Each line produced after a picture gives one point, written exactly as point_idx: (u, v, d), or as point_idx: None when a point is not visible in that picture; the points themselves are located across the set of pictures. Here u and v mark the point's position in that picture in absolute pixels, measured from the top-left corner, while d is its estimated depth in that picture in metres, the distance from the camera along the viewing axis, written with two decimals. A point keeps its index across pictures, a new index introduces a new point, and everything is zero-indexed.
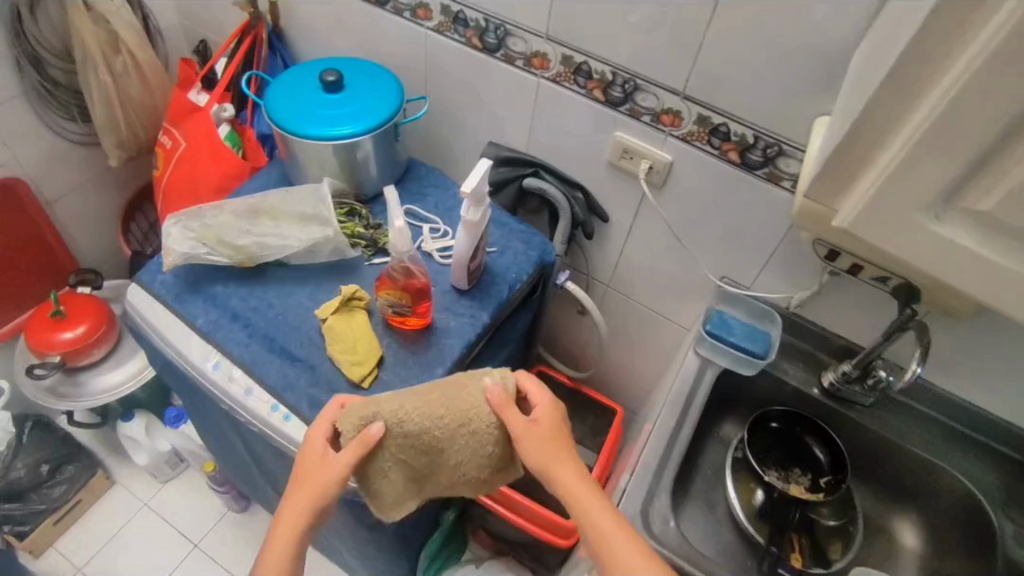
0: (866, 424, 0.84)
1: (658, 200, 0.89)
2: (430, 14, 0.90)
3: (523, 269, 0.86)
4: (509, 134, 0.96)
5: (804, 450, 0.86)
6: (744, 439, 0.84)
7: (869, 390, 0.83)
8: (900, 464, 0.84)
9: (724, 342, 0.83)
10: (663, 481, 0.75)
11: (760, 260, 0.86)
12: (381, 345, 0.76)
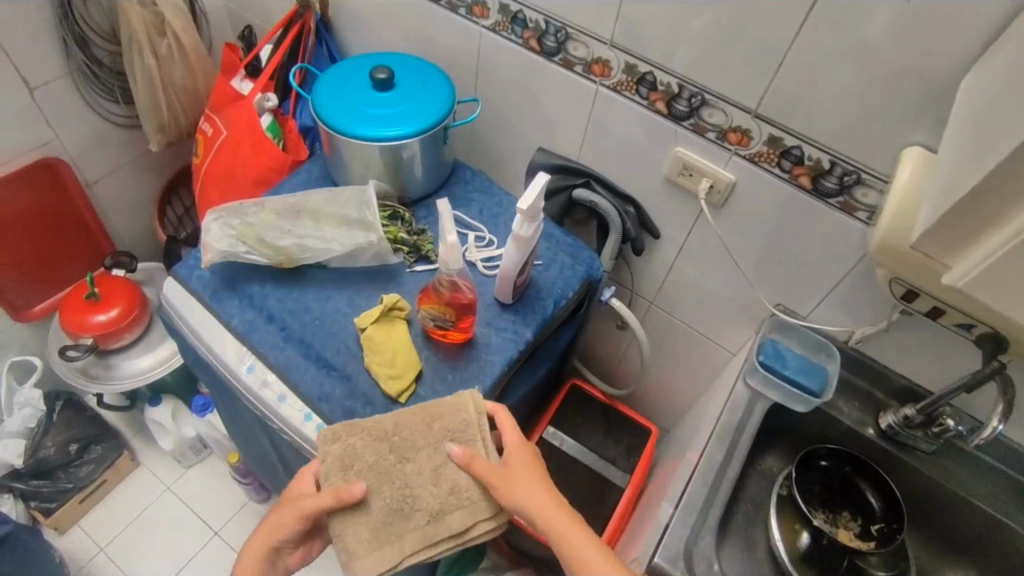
0: (926, 473, 0.79)
1: (716, 220, 0.84)
2: (486, 13, 0.86)
3: (570, 284, 0.81)
4: (561, 141, 0.92)
5: (854, 493, 0.81)
6: (791, 476, 0.79)
7: (931, 439, 0.77)
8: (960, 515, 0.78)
9: (777, 375, 0.79)
10: (709, 521, 0.71)
11: (822, 291, 0.81)
12: (420, 357, 0.71)
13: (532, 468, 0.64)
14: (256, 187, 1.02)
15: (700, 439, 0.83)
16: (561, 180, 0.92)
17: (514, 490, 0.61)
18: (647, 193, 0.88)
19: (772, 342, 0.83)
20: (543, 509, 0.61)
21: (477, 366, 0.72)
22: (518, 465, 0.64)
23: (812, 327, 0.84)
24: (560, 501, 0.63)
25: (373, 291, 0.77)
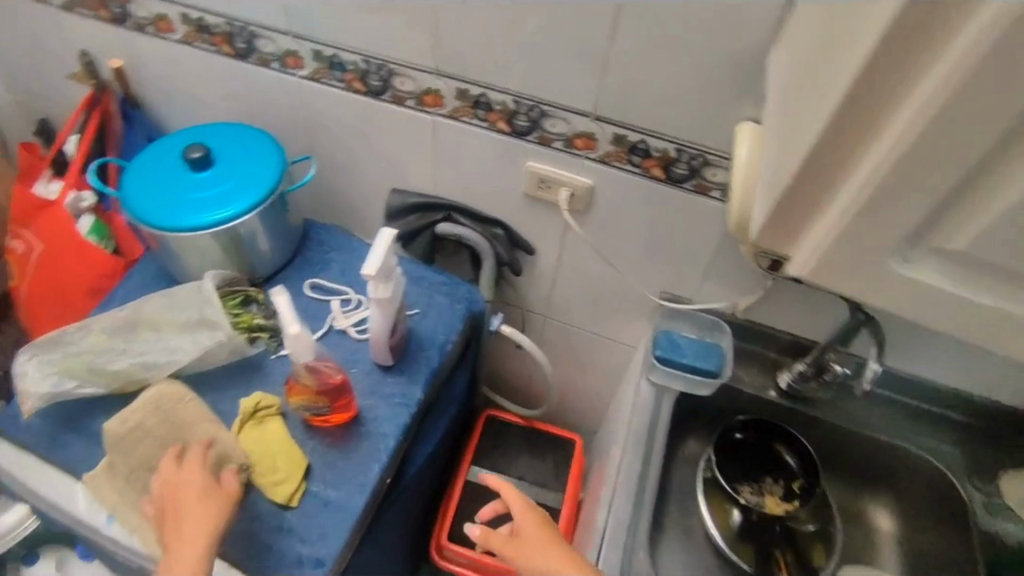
0: (831, 420, 0.81)
1: (583, 227, 0.83)
2: (301, 62, 0.80)
3: (452, 327, 0.77)
4: (412, 178, 0.88)
5: (772, 456, 0.81)
6: (709, 459, 0.79)
7: (825, 386, 0.79)
8: (870, 451, 0.81)
9: (678, 365, 0.78)
10: (640, 535, 0.69)
11: (699, 273, 0.82)
12: (304, 452, 0.64)
13: (539, 528, 0.68)
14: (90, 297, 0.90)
15: (616, 444, 0.82)
16: (421, 216, 0.88)
17: (526, 557, 0.66)
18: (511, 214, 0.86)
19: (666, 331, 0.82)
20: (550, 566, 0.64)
21: (368, 442, 0.66)
22: (526, 527, 0.68)
23: (701, 307, 0.85)
24: (566, 551, 0.65)
25: (236, 392, 0.69)
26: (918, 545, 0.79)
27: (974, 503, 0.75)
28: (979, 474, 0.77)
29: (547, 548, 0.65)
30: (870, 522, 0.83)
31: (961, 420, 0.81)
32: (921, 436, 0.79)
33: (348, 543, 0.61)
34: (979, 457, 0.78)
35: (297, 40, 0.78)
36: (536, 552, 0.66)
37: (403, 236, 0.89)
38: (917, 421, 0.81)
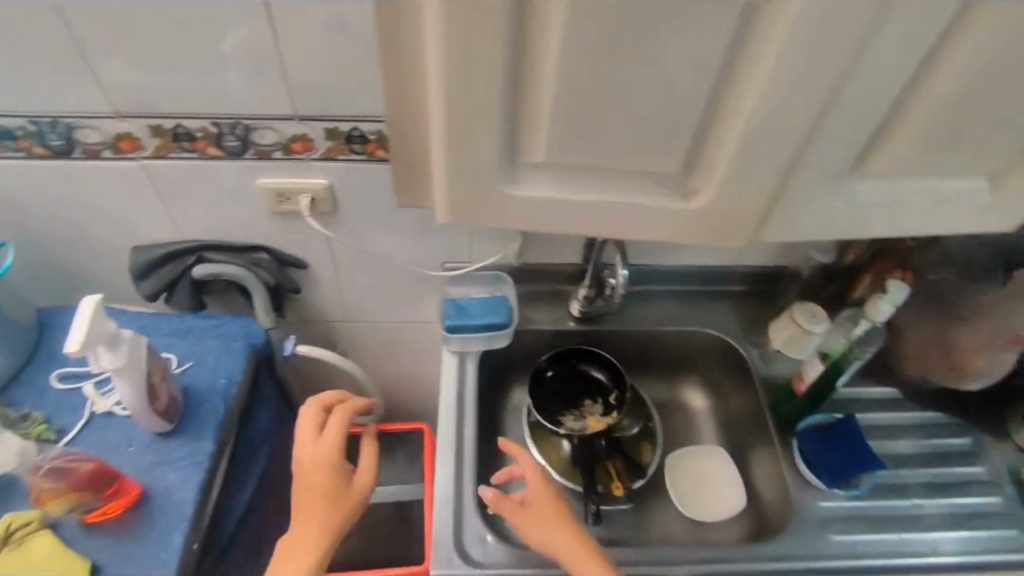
0: (618, 330, 1.22)
1: (396, 239, 1.15)
2: (140, 145, 0.97)
3: (232, 370, 1.03)
4: (251, 228, 1.10)
5: (587, 385, 1.21)
6: (537, 417, 1.14)
7: (607, 298, 1.18)
8: (647, 351, 1.27)
9: (472, 324, 1.13)
10: (469, 464, 1.02)
11: (498, 248, 1.17)
12: (83, 553, 0.84)
13: (552, 505, 0.92)
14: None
15: (444, 426, 1.06)
16: (251, 260, 1.13)
17: (536, 531, 0.89)
18: (348, 251, 1.17)
19: (453, 302, 1.16)
20: (566, 542, 0.88)
21: (169, 493, 0.89)
22: (540, 502, 0.92)
23: (477, 267, 1.20)
24: (573, 530, 0.89)
25: (138, 449, 0.93)
26: (732, 396, 1.22)
27: (752, 358, 1.18)
28: (748, 336, 1.21)
29: (553, 519, 0.90)
30: (682, 399, 1.29)
31: (745, 291, 1.25)
32: (709, 318, 1.23)
33: (189, 555, 0.86)
34: (751, 320, 1.23)
35: (133, 125, 0.94)
36: (545, 523, 0.90)
37: (168, 286, 1.11)
38: (691, 304, 1.25)
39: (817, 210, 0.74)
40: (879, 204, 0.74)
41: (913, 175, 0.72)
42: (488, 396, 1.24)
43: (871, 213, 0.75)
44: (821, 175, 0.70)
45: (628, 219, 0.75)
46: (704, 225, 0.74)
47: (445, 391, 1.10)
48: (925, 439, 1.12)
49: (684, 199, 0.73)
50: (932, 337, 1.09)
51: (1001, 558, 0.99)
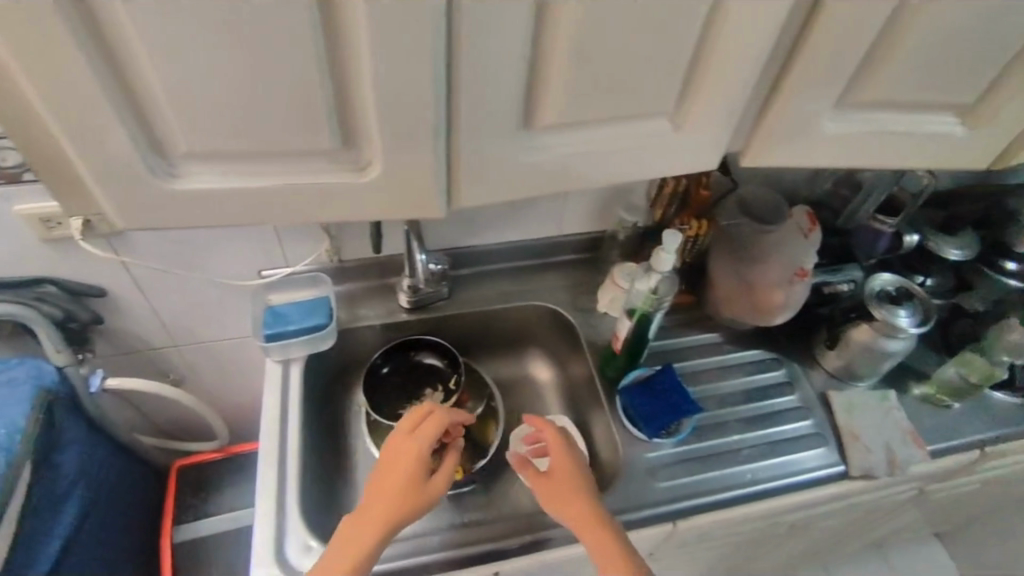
0: (451, 314, 1.22)
1: (198, 250, 1.08)
2: None
3: (14, 418, 0.94)
4: (23, 258, 1.00)
5: (425, 375, 1.20)
6: (372, 414, 1.12)
7: (433, 285, 1.19)
8: (485, 331, 1.28)
9: (290, 330, 1.08)
10: (295, 472, 0.99)
11: (310, 248, 1.13)
12: None
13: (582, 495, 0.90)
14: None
15: (266, 441, 1.01)
16: (35, 294, 1.02)
17: (558, 509, 0.90)
18: (146, 269, 1.08)
19: (270, 309, 1.11)
20: (594, 537, 0.86)
21: None
22: (560, 476, 0.91)
23: (294, 269, 1.16)
24: (591, 508, 0.89)
25: None
26: (569, 363, 1.25)
27: (580, 324, 1.21)
28: (577, 303, 1.24)
29: (570, 497, 0.90)
30: (527, 373, 1.31)
31: (569, 260, 1.29)
32: (539, 290, 1.25)
33: None
34: (577, 287, 1.26)
35: None
36: (563, 495, 0.90)
37: None
38: (521, 278, 1.27)
39: (503, 168, 0.58)
40: (570, 155, 0.59)
41: (581, 124, 0.57)
42: (325, 398, 1.19)
43: (569, 167, 0.60)
44: (481, 132, 0.55)
45: (308, 208, 0.61)
46: (395, 201, 0.61)
47: (268, 401, 1.05)
48: (743, 376, 1.19)
49: (358, 174, 0.59)
50: (736, 281, 1.14)
51: (809, 475, 1.07)
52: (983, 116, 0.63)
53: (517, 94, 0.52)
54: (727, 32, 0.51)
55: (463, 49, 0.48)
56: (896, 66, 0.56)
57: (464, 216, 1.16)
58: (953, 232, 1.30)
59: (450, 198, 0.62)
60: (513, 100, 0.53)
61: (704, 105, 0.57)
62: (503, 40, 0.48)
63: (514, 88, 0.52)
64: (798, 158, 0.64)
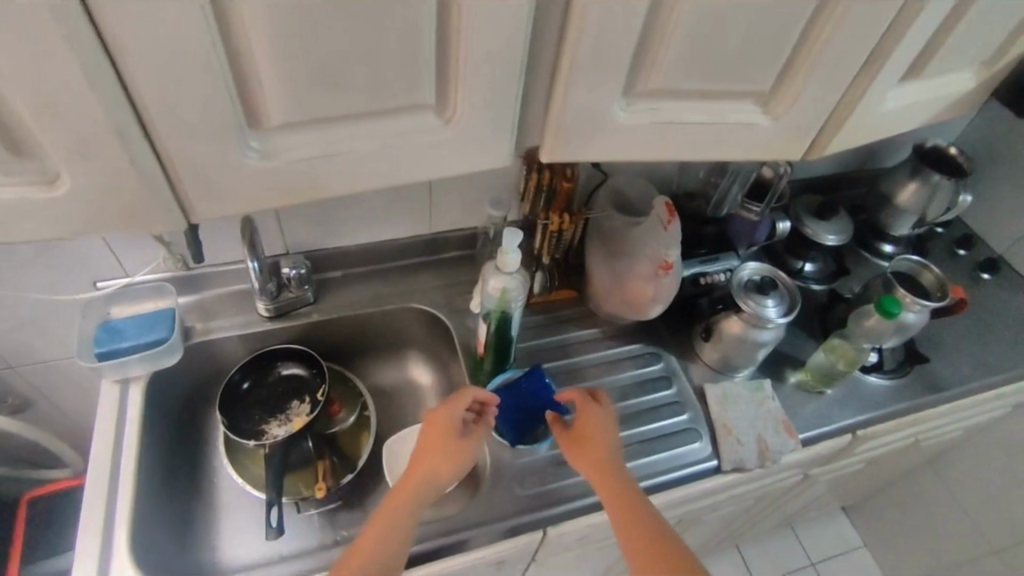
0: (321, 318, 1.13)
1: (12, 266, 0.95)
2: None
3: None
4: None
5: (290, 387, 1.13)
6: (229, 433, 1.05)
7: (295, 289, 1.11)
8: (359, 337, 1.21)
9: (125, 348, 0.97)
10: (125, 505, 0.91)
11: (149, 256, 1.03)
12: None
13: (606, 455, 0.91)
14: (388, 537, 0.78)
15: (94, 474, 0.92)
16: None
17: (581, 463, 0.91)
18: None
19: (104, 323, 0.99)
20: (617, 498, 0.86)
21: None
22: (591, 435, 0.93)
23: (134, 278, 1.04)
24: (615, 473, 0.89)
25: None
26: (448, 367, 1.20)
27: (455, 326, 1.16)
28: (453, 304, 1.19)
29: (595, 457, 0.91)
30: (407, 378, 1.25)
31: (443, 258, 1.24)
32: (413, 292, 1.19)
33: None
34: (454, 286, 1.21)
35: None
36: (590, 453, 0.91)
37: None
38: (393, 280, 1.20)
39: (226, 180, 0.49)
40: (312, 158, 0.51)
41: (319, 120, 0.49)
42: (182, 417, 1.10)
43: (317, 172, 0.52)
44: (182, 132, 0.45)
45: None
46: (111, 217, 0.49)
47: (101, 427, 0.96)
48: (621, 372, 1.16)
49: (43, 188, 0.46)
50: (609, 275, 1.12)
51: (680, 472, 1.06)
52: (781, 108, 0.60)
53: (225, 90, 0.44)
54: (463, 10, 0.46)
55: (119, 33, 0.39)
56: (672, 54, 0.53)
57: (322, 216, 1.09)
58: (828, 217, 1.32)
59: (187, 215, 0.52)
60: (212, 95, 0.44)
61: (465, 93, 0.51)
62: (173, 24, 0.39)
63: (207, 82, 0.43)
64: (600, 155, 0.61)
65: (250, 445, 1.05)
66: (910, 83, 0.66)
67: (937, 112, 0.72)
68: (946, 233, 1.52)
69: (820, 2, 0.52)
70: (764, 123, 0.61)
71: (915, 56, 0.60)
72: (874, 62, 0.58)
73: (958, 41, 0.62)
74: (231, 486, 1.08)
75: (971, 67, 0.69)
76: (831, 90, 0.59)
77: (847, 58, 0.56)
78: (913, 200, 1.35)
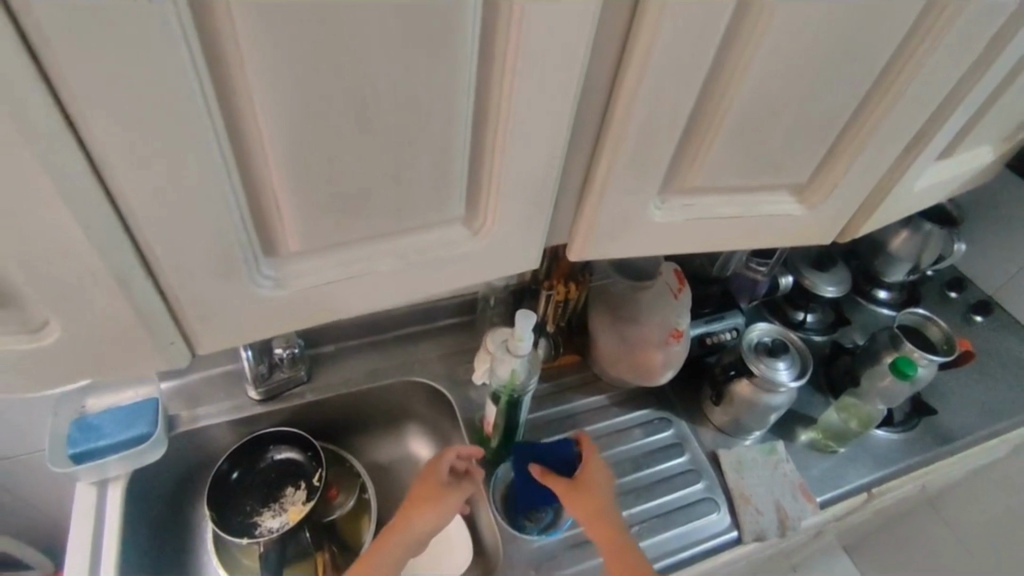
0: (315, 397, 1.07)
1: None
2: None
3: None
4: None
5: (284, 473, 1.05)
6: (219, 531, 0.97)
7: (289, 369, 1.04)
8: (354, 414, 1.14)
9: (103, 448, 0.89)
10: None
11: None
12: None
13: (602, 501, 0.88)
14: None
15: None
16: None
17: (576, 506, 0.87)
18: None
19: (79, 419, 0.91)
20: (614, 552, 0.85)
21: None
22: (588, 479, 0.89)
23: None
24: (611, 523, 0.87)
25: None
26: (450, 441, 1.14)
27: (456, 399, 1.11)
28: (454, 375, 1.13)
29: (598, 515, 0.87)
30: (406, 453, 1.19)
31: (439, 325, 1.19)
32: (411, 362, 1.14)
33: None
34: (453, 355, 1.16)
35: None
36: (586, 497, 0.88)
37: None
38: (390, 351, 1.15)
39: (232, 314, 0.44)
40: (328, 284, 0.46)
41: (339, 245, 0.44)
42: (166, 510, 1.00)
43: (333, 297, 0.47)
44: (184, 270, 0.39)
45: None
46: (96, 360, 0.43)
47: (75, 537, 0.87)
48: (632, 440, 1.12)
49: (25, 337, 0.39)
50: (615, 341, 1.08)
51: (700, 547, 1.01)
52: (817, 197, 0.58)
53: (235, 222, 0.39)
54: (500, 124, 0.42)
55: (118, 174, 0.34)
56: (716, 154, 0.50)
57: None
58: (826, 267, 1.31)
59: (189, 349, 0.46)
60: (222, 230, 0.39)
61: (498, 204, 0.47)
62: (181, 161, 0.35)
63: (216, 215, 0.38)
64: (633, 250, 0.57)
65: (243, 543, 0.97)
66: (939, 161, 0.65)
67: (957, 187, 0.71)
68: (937, 275, 1.53)
69: (865, 95, 0.50)
70: (800, 212, 0.59)
71: (949, 140, 0.59)
72: (912, 148, 0.57)
73: (989, 121, 0.61)
74: None
75: (992, 141, 0.69)
76: (870, 176, 0.57)
77: (887, 146, 0.54)
78: (907, 247, 1.35)
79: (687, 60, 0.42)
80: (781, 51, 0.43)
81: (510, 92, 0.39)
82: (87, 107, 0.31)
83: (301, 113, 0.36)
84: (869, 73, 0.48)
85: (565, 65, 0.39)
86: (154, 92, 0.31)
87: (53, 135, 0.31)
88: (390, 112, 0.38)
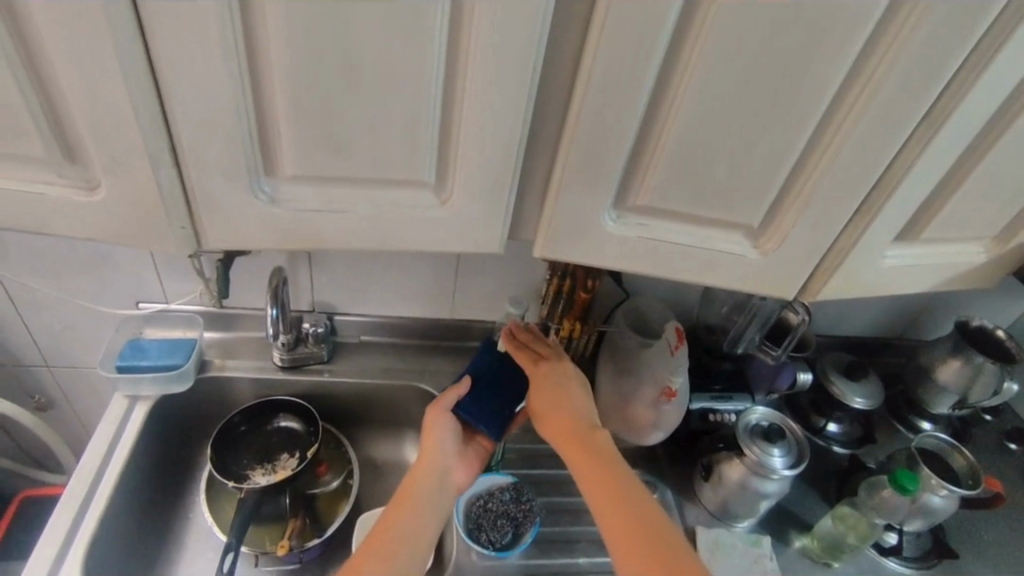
0: (328, 377, 1.17)
1: (75, 276, 1.07)
2: None
3: None
4: None
5: (284, 439, 1.13)
6: (215, 471, 1.05)
7: (312, 345, 1.16)
8: (361, 406, 1.23)
9: (140, 367, 1.02)
10: (99, 505, 0.94)
11: (188, 285, 1.11)
12: None
13: (557, 411, 0.89)
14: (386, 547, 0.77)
15: (80, 472, 0.96)
16: None
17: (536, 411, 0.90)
18: (19, 289, 1.08)
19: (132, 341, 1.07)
20: (577, 459, 0.84)
21: None
22: (540, 391, 0.90)
23: (171, 306, 1.13)
24: (570, 431, 0.87)
25: None
26: None
27: None
28: None
29: (555, 423, 0.88)
30: (400, 455, 1.24)
31: (458, 345, 1.27)
32: (424, 368, 1.22)
33: None
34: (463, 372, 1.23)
35: None
36: (545, 407, 0.89)
37: None
38: (408, 355, 1.24)
39: (235, 213, 0.56)
40: (313, 210, 0.57)
41: (325, 179, 0.56)
42: (179, 437, 1.13)
43: (315, 223, 0.58)
44: (205, 165, 0.53)
45: (39, 215, 0.56)
46: (133, 227, 0.56)
47: (99, 433, 1.00)
48: None
49: (89, 194, 0.54)
50: (613, 392, 1.10)
51: None
52: (771, 244, 0.63)
53: (245, 136, 0.52)
54: (465, 102, 0.52)
55: (169, 75, 0.48)
56: (660, 174, 0.58)
57: (360, 286, 1.17)
58: (857, 377, 1.25)
59: (198, 237, 0.59)
60: (234, 136, 0.51)
61: (461, 175, 0.57)
62: (217, 79, 0.48)
63: (231, 128, 0.51)
64: (588, 257, 0.64)
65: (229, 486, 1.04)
66: (913, 242, 0.67)
67: (945, 278, 0.72)
68: (997, 420, 1.41)
69: (804, 150, 0.57)
70: (752, 255, 0.64)
71: (911, 214, 0.63)
72: (865, 213, 0.61)
73: (959, 209, 0.64)
74: (201, 522, 1.09)
75: (981, 242, 0.71)
76: (820, 232, 0.62)
77: (835, 204, 0.59)
78: (955, 378, 1.25)
79: (623, 80, 0.51)
80: (705, 87, 0.52)
81: (469, 75, 0.51)
82: (158, 18, 0.45)
83: (304, 58, 0.48)
84: (802, 126, 0.54)
85: (516, 58, 0.50)
86: (202, 17, 0.45)
87: (131, 36, 0.45)
88: (372, 72, 0.49)
